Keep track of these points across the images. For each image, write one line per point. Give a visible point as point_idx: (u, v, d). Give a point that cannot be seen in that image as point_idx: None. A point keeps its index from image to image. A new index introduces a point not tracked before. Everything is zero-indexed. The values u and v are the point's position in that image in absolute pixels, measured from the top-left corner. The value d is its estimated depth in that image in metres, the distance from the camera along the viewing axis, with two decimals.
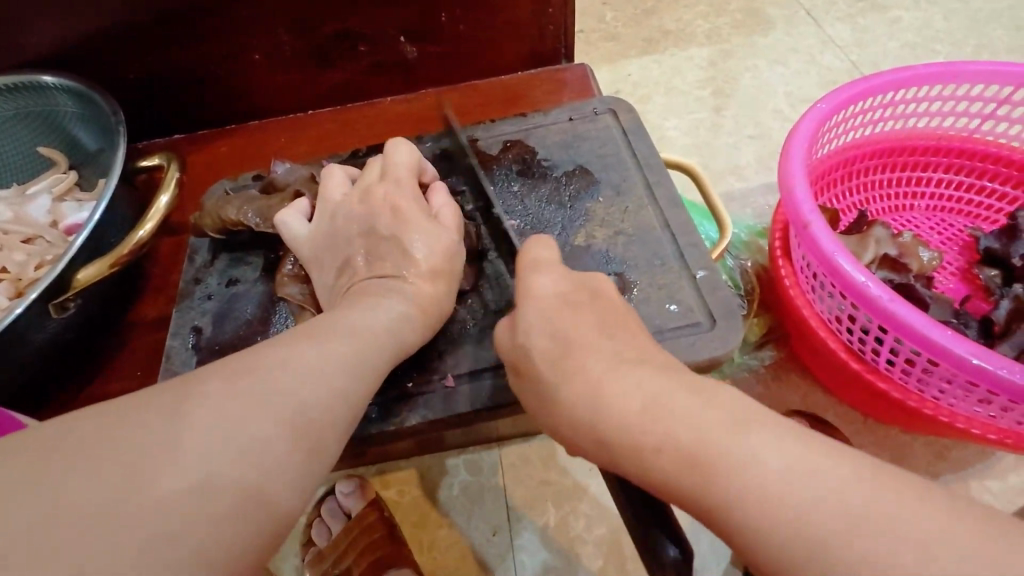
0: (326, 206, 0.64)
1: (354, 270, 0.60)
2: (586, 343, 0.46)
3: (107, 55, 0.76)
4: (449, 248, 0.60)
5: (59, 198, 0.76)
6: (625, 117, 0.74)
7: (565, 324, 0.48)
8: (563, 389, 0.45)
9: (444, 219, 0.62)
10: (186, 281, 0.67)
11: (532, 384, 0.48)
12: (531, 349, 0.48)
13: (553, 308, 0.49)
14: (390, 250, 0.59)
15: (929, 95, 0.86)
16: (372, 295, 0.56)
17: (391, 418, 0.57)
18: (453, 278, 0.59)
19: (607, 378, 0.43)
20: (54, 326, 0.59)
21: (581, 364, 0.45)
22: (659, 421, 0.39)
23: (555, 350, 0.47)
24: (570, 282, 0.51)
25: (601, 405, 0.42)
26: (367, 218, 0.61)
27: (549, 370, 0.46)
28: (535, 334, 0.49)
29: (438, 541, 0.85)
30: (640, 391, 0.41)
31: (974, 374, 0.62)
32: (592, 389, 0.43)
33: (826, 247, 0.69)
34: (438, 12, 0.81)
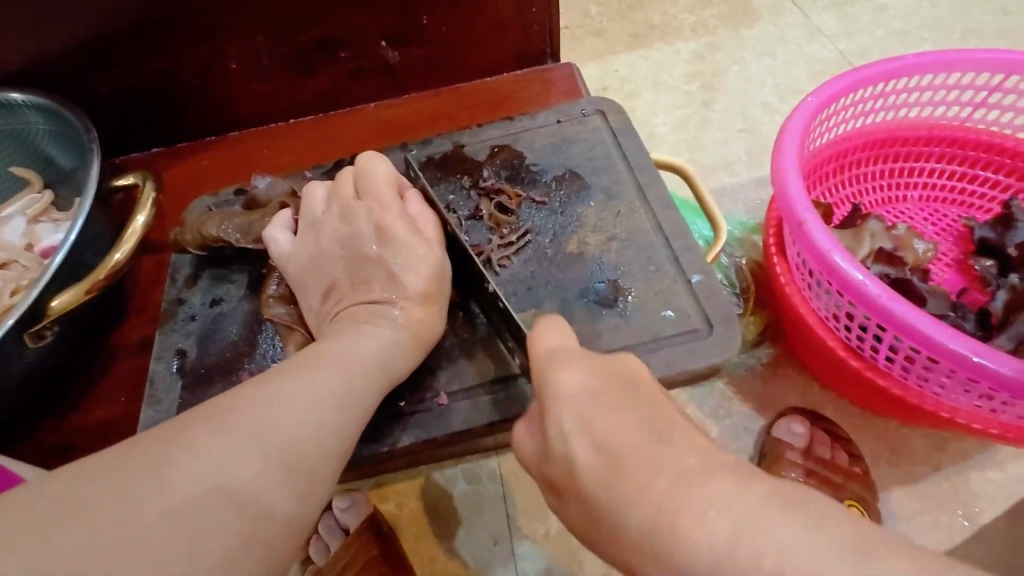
0: (310, 223, 0.62)
1: (342, 292, 0.59)
2: (642, 462, 0.35)
3: (79, 70, 0.74)
4: (436, 267, 0.58)
5: (35, 219, 0.74)
6: (614, 118, 0.72)
7: (605, 431, 0.37)
8: (624, 510, 0.35)
9: (428, 233, 0.59)
10: (169, 301, 0.65)
11: (576, 503, 0.39)
12: (576, 465, 0.38)
13: (592, 407, 0.39)
14: (379, 271, 0.58)
15: (919, 85, 0.85)
16: (361, 321, 0.55)
17: (384, 438, 0.56)
18: (444, 295, 0.58)
19: (674, 507, 0.33)
20: (32, 355, 0.57)
21: (638, 479, 0.35)
22: (765, 563, 0.29)
23: (604, 467, 0.37)
24: (599, 370, 0.41)
25: (686, 543, 0.32)
26: (353, 236, 0.59)
27: (600, 492, 0.36)
28: (576, 442, 0.38)
29: (439, 554, 0.84)
30: (724, 519, 0.31)
31: (975, 370, 0.61)
32: (659, 516, 0.33)
33: (822, 245, 0.68)
34: (419, 15, 0.79)
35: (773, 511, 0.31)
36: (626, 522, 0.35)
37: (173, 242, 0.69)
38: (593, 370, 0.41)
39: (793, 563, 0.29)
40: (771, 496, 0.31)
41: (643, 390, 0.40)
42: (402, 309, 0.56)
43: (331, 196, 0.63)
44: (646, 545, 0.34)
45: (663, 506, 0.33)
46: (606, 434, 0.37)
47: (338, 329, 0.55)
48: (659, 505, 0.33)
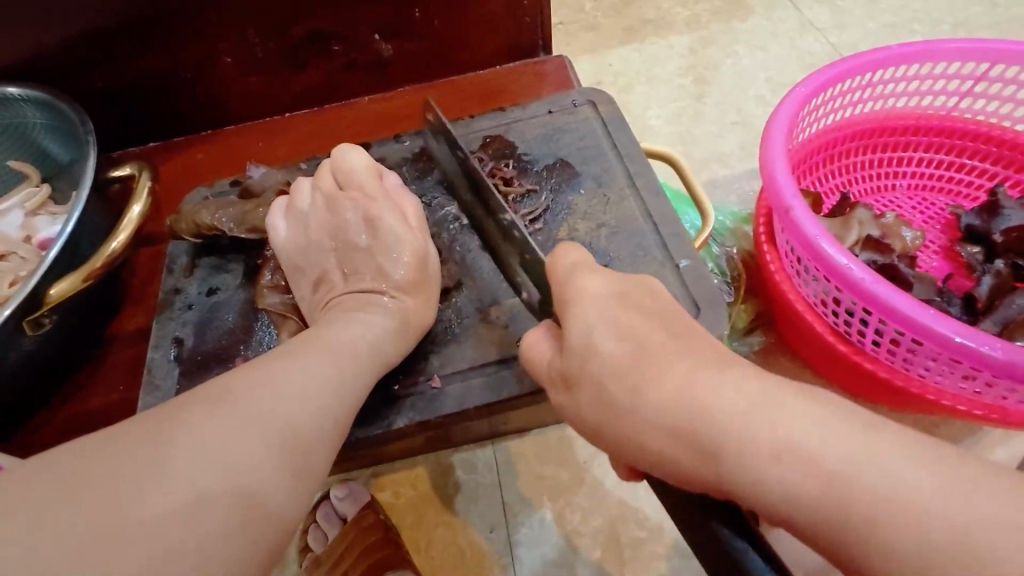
0: (301, 214, 0.63)
1: (333, 282, 0.60)
2: (667, 353, 0.39)
3: (73, 65, 0.74)
4: (427, 260, 0.59)
5: (33, 212, 0.75)
6: (604, 108, 0.73)
7: (628, 325, 0.42)
8: (644, 395, 0.39)
9: (415, 221, 0.61)
10: (166, 291, 0.66)
11: (591, 394, 0.42)
12: (598, 352, 0.41)
13: (615, 308, 0.43)
14: (368, 262, 0.60)
15: (906, 74, 0.86)
16: (351, 308, 0.56)
17: (378, 422, 0.57)
18: (432, 283, 0.59)
19: (690, 382, 0.37)
20: (30, 343, 0.58)
21: (659, 369, 0.39)
22: (778, 425, 0.34)
23: (628, 356, 0.40)
24: (622, 281, 0.45)
25: (707, 408, 0.36)
26: (344, 227, 0.61)
27: (618, 382, 0.40)
28: (599, 333, 0.42)
29: (436, 541, 0.85)
30: (740, 394, 0.35)
31: (957, 351, 0.62)
32: (678, 394, 0.37)
33: (808, 231, 0.69)
34: (412, 8, 0.80)
35: (807, 411, 0.34)
36: (642, 403, 0.39)
37: (168, 231, 0.70)
38: (614, 281, 0.45)
39: (803, 429, 0.33)
40: (780, 398, 0.35)
41: (664, 307, 0.44)
42: (394, 298, 0.57)
43: (315, 189, 0.64)
44: (657, 408, 0.38)
45: (689, 400, 0.37)
46: (629, 327, 0.42)
47: (331, 317, 0.56)
48: (684, 398, 0.37)
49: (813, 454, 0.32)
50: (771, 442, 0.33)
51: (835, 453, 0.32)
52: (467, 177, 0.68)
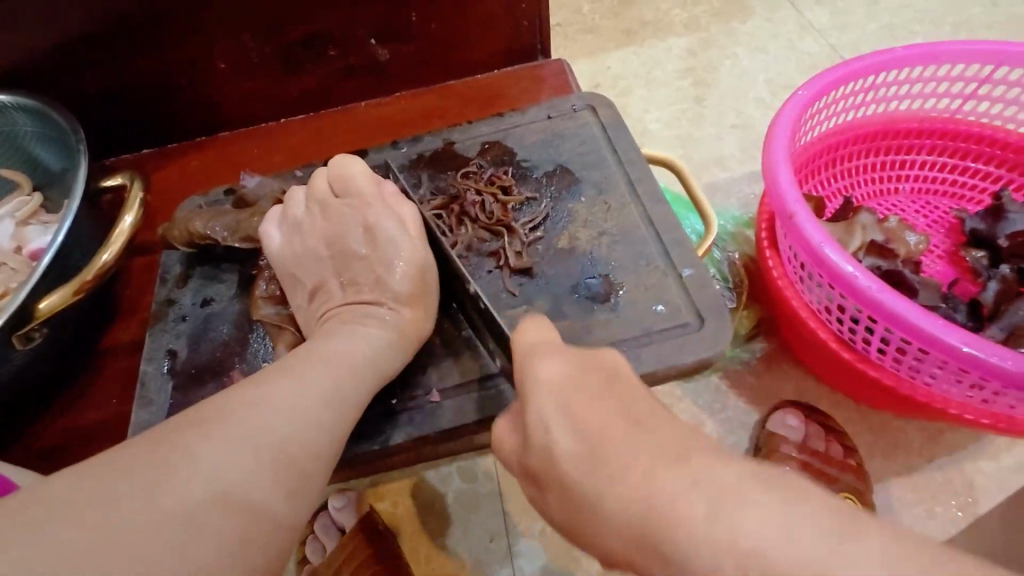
0: (298, 224, 0.62)
1: (330, 294, 0.59)
2: (625, 450, 0.33)
3: (65, 71, 0.73)
4: (425, 268, 0.57)
5: (24, 221, 0.74)
6: (604, 113, 0.72)
7: (589, 418, 0.35)
8: (601, 503, 0.33)
9: (410, 227, 0.59)
10: (159, 302, 0.65)
11: (555, 500, 0.37)
12: (554, 453, 0.36)
13: (572, 395, 0.37)
14: (366, 273, 0.58)
15: (909, 77, 0.85)
16: (348, 321, 0.55)
17: (376, 435, 0.56)
18: (431, 293, 0.57)
19: (653, 489, 0.31)
20: (20, 357, 0.57)
21: (614, 472, 0.33)
22: (749, 550, 0.28)
23: (585, 455, 0.35)
24: (582, 365, 0.39)
25: (665, 530, 0.30)
26: (341, 237, 0.60)
27: (572, 482, 0.35)
28: (557, 430, 0.36)
29: (436, 552, 0.84)
30: (699, 496, 0.30)
31: (964, 360, 0.61)
32: (641, 515, 0.31)
33: (812, 237, 0.68)
34: (409, 12, 0.78)
35: (788, 534, 0.28)
36: (603, 507, 0.33)
37: (161, 239, 0.69)
38: (572, 362, 0.39)
39: (792, 566, 0.27)
40: (761, 521, 0.28)
41: (630, 386, 0.38)
42: (392, 309, 0.56)
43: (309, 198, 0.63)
44: (628, 528, 0.32)
45: (645, 507, 0.31)
46: (582, 421, 0.36)
47: (328, 329, 0.55)
48: (642, 509, 0.31)
49: None
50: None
51: None
52: (465, 183, 0.67)
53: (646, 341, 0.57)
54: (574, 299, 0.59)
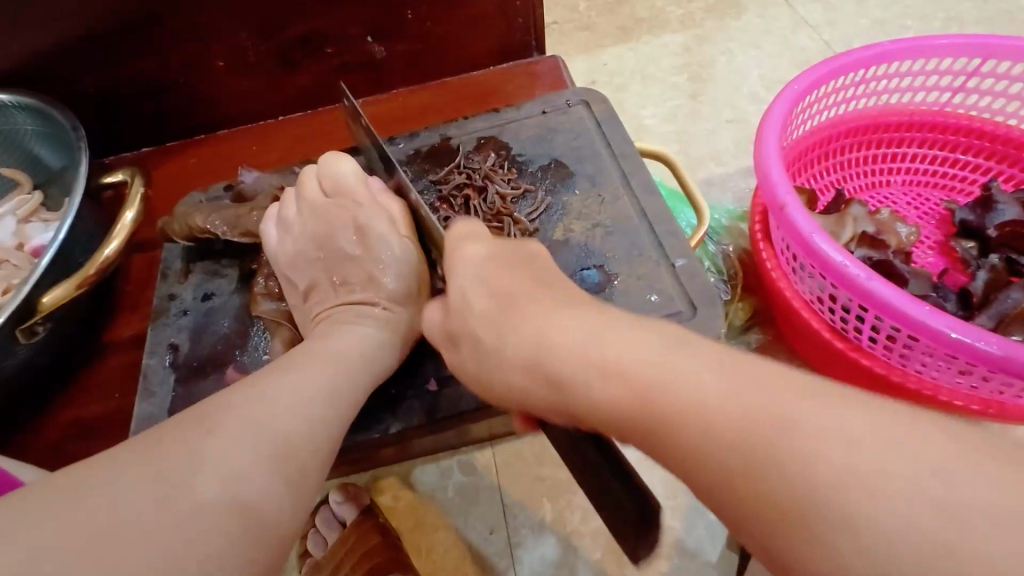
0: (290, 225, 0.63)
1: (325, 294, 0.60)
2: (533, 300, 0.41)
3: (64, 69, 0.74)
4: (415, 269, 0.60)
5: (25, 219, 0.75)
6: (598, 107, 0.73)
7: (500, 282, 0.43)
8: (503, 343, 0.40)
9: (401, 226, 0.60)
10: (161, 297, 0.66)
11: (471, 351, 0.43)
12: (471, 309, 0.43)
13: (490, 269, 0.44)
14: (359, 273, 0.60)
15: (899, 70, 0.86)
16: (344, 320, 0.56)
17: (376, 425, 0.57)
18: (421, 291, 0.60)
19: (554, 331, 0.38)
20: (25, 351, 0.58)
21: (528, 314, 0.40)
22: (638, 364, 0.34)
23: (498, 307, 0.42)
24: (499, 245, 0.46)
25: (560, 352, 0.37)
26: (333, 238, 0.61)
27: (485, 333, 0.42)
28: (473, 293, 0.43)
29: (436, 544, 0.85)
30: (589, 339, 0.36)
31: (952, 346, 0.62)
32: (542, 354, 0.38)
33: (804, 228, 0.69)
34: (404, 9, 0.79)
35: (702, 366, 0.32)
36: (507, 352, 0.40)
37: (161, 235, 0.70)
38: (499, 246, 0.46)
39: (722, 396, 0.31)
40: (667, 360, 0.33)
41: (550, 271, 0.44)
42: (386, 308, 0.57)
43: (299, 199, 0.64)
44: (533, 357, 0.38)
45: (549, 342, 0.38)
46: (503, 284, 0.43)
47: (323, 330, 0.56)
48: (550, 343, 0.37)
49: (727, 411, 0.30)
50: (644, 386, 0.33)
51: (745, 400, 0.30)
52: (461, 178, 0.68)
53: None
54: None
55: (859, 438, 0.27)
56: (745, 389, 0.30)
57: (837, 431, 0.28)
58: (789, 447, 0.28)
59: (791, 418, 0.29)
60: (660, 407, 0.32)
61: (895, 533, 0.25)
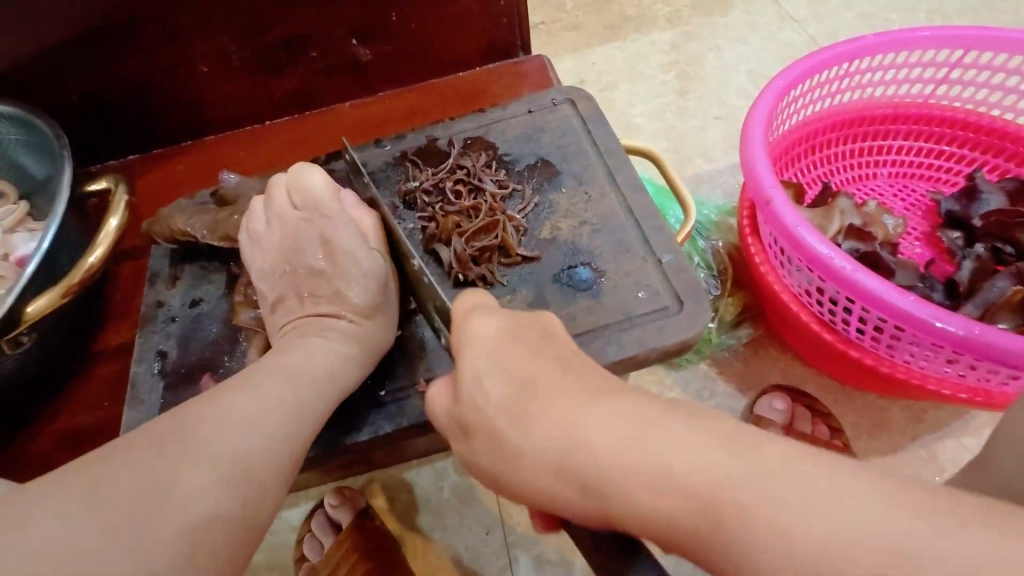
0: (263, 235, 0.62)
1: (291, 307, 0.59)
2: (554, 387, 0.36)
3: (47, 77, 0.74)
4: (383, 279, 0.59)
5: (11, 229, 0.74)
6: (583, 106, 0.73)
7: (514, 363, 0.38)
8: (529, 442, 0.35)
9: (371, 238, 0.60)
10: (148, 304, 0.65)
11: (484, 446, 0.37)
12: (483, 400, 0.37)
13: (504, 346, 0.39)
14: (326, 286, 0.59)
15: (883, 63, 0.87)
16: (309, 334, 0.56)
17: (366, 427, 0.57)
18: (389, 302, 0.59)
19: (581, 429, 0.34)
20: (11, 360, 0.57)
21: (547, 406, 0.35)
22: (670, 472, 0.31)
23: (513, 395, 0.37)
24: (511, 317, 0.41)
25: (592, 453, 0.33)
26: (305, 250, 0.61)
27: (504, 424, 0.36)
28: (489, 381, 0.37)
29: (432, 545, 0.85)
30: (631, 438, 0.32)
31: (937, 336, 0.63)
32: (551, 439, 0.34)
33: (788, 222, 0.69)
34: (388, 11, 0.79)
35: (745, 478, 0.29)
36: (531, 452, 0.35)
37: (147, 236, 0.71)
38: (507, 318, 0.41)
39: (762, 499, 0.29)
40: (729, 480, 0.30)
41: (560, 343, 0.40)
42: (351, 321, 0.57)
43: (268, 210, 0.63)
44: (530, 451, 0.35)
45: (573, 438, 0.34)
46: (519, 369, 0.37)
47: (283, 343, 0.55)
48: (576, 442, 0.34)
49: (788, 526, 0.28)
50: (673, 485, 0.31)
51: (776, 508, 0.28)
52: (448, 178, 0.68)
53: (628, 327, 0.58)
54: (557, 288, 0.61)
55: (831, 493, 0.28)
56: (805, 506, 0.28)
57: (816, 489, 0.28)
58: (790, 537, 0.28)
59: (827, 527, 0.28)
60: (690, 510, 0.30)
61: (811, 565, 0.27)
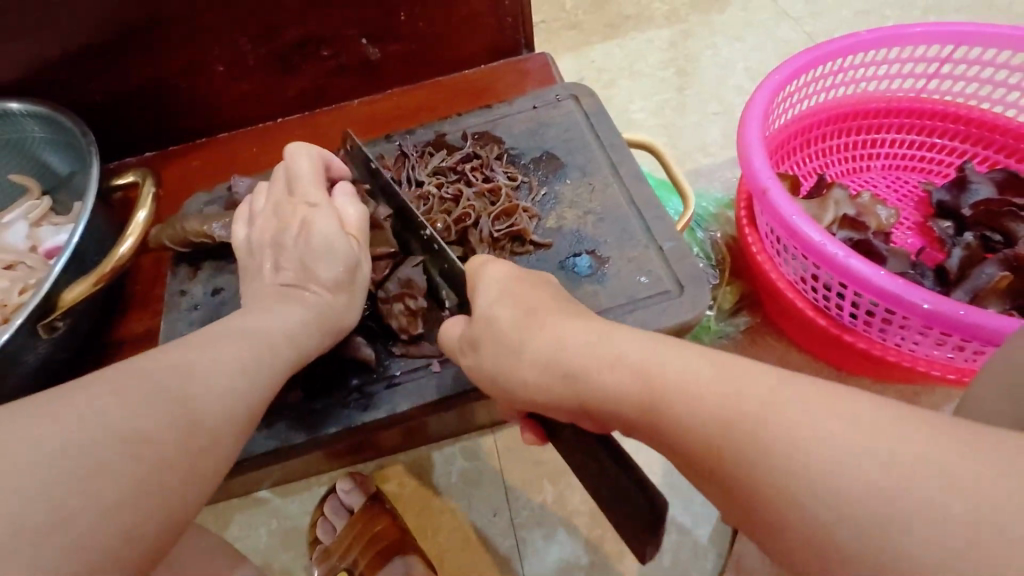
0: (255, 216, 0.64)
1: (260, 279, 0.61)
2: (552, 316, 0.46)
3: (71, 78, 0.77)
4: (349, 258, 0.59)
5: (36, 223, 0.77)
6: (586, 101, 0.76)
7: (523, 295, 0.48)
8: (542, 353, 0.44)
9: (348, 223, 0.61)
10: (171, 293, 0.68)
11: (492, 355, 0.48)
12: (490, 318, 0.48)
13: (514, 285, 0.49)
14: (293, 261, 0.60)
15: (875, 59, 0.90)
16: (273, 302, 0.57)
17: (381, 406, 0.60)
18: (355, 285, 0.60)
19: (563, 344, 0.43)
20: (44, 347, 0.60)
21: (544, 328, 0.45)
22: (641, 378, 0.38)
23: (519, 316, 0.47)
24: (518, 268, 0.51)
25: (587, 378, 0.41)
26: (277, 226, 0.62)
27: (508, 332, 0.46)
28: (609, 370, 0.40)
29: (442, 526, 0.88)
30: (582, 339, 0.43)
31: (927, 318, 0.66)
32: (741, 419, 0.33)
33: (785, 211, 0.72)
34: (397, 11, 0.82)
35: (721, 391, 0.35)
36: (523, 354, 0.45)
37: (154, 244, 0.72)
38: (513, 267, 0.51)
39: (738, 410, 0.34)
40: (689, 389, 0.36)
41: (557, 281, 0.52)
42: (315, 294, 0.58)
43: (268, 192, 0.65)
44: (542, 361, 0.44)
45: (560, 344, 0.43)
46: (529, 299, 0.47)
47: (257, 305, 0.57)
48: (559, 348, 0.43)
49: (821, 460, 0.30)
50: (638, 389, 0.38)
51: (749, 405, 0.34)
52: (457, 170, 0.70)
53: (631, 310, 0.61)
54: (563, 274, 0.63)
55: (798, 403, 0.33)
56: (835, 439, 0.31)
57: (789, 399, 0.33)
58: (768, 442, 0.32)
59: (817, 462, 0.30)
60: (651, 410, 0.38)
61: (805, 490, 0.30)
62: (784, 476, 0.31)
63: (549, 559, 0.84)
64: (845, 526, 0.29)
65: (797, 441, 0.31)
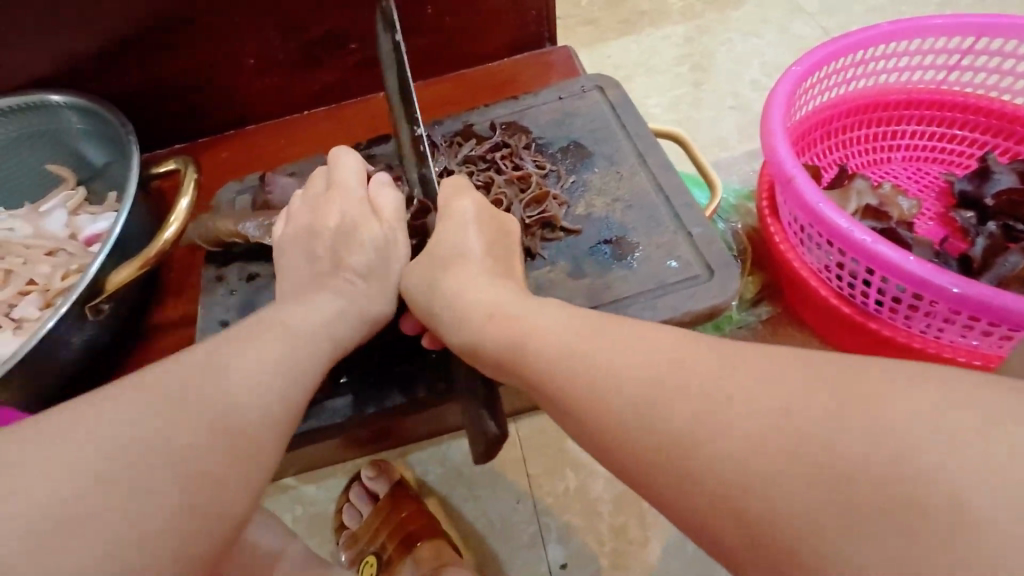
0: (292, 214, 0.66)
1: (297, 269, 0.62)
2: (482, 264, 0.54)
3: (108, 70, 0.78)
4: (382, 244, 0.61)
5: (73, 212, 0.79)
6: (612, 92, 0.77)
7: (479, 239, 0.56)
8: (463, 285, 0.52)
9: (382, 212, 0.63)
10: (208, 279, 0.70)
11: (421, 283, 0.56)
12: (441, 247, 0.56)
13: (474, 227, 0.57)
14: (331, 249, 0.61)
15: (896, 51, 0.91)
16: (308, 291, 0.58)
17: (418, 388, 0.61)
18: (391, 271, 0.61)
19: (479, 284, 0.51)
20: (89, 329, 0.62)
21: (465, 276, 0.52)
22: (533, 322, 0.45)
23: (455, 253, 0.55)
24: (483, 210, 0.58)
25: (477, 308, 0.49)
26: (314, 219, 0.64)
27: (443, 267, 0.54)
28: (544, 318, 0.45)
29: (466, 513, 0.89)
30: (499, 290, 0.50)
31: (955, 302, 0.66)
32: (609, 366, 0.39)
33: (810, 198, 0.73)
34: (424, 5, 0.84)
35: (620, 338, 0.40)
36: (445, 285, 0.53)
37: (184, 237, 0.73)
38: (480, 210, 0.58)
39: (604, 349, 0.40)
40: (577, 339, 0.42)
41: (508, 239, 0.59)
42: (350, 281, 0.59)
43: (305, 190, 0.68)
44: (454, 297, 0.51)
45: (460, 289, 0.51)
46: (470, 243, 0.55)
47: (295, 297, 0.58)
48: (473, 288, 0.51)
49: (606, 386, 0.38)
50: (517, 329, 0.45)
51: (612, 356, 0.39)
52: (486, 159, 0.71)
53: (662, 294, 0.62)
54: (593, 259, 0.64)
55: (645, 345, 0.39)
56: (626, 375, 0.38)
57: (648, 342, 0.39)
58: (593, 376, 0.39)
59: (631, 394, 0.37)
60: (524, 341, 0.44)
61: (626, 412, 0.37)
62: (609, 401, 0.38)
63: (572, 546, 0.85)
64: (641, 446, 0.35)
65: (628, 376, 0.38)
